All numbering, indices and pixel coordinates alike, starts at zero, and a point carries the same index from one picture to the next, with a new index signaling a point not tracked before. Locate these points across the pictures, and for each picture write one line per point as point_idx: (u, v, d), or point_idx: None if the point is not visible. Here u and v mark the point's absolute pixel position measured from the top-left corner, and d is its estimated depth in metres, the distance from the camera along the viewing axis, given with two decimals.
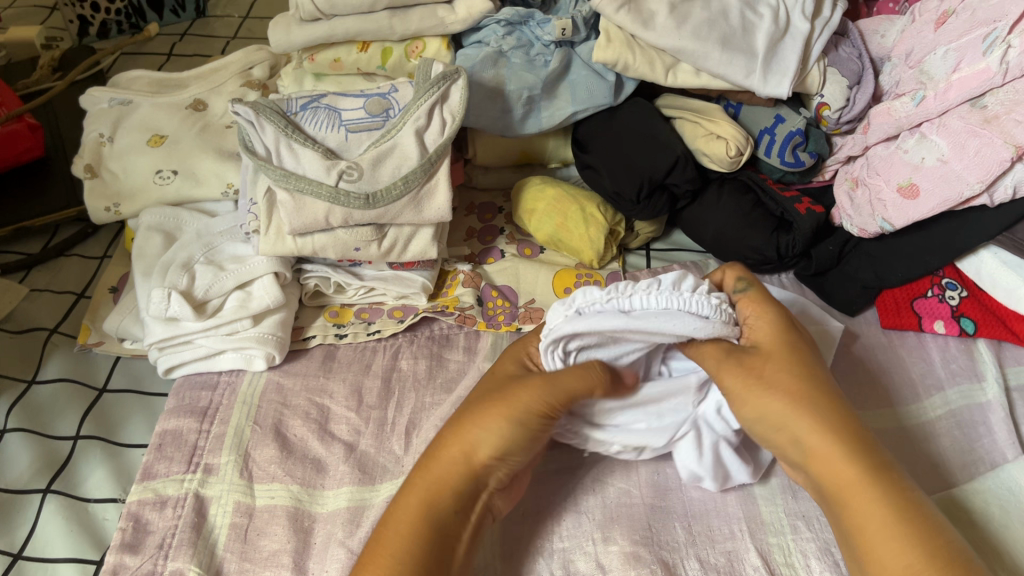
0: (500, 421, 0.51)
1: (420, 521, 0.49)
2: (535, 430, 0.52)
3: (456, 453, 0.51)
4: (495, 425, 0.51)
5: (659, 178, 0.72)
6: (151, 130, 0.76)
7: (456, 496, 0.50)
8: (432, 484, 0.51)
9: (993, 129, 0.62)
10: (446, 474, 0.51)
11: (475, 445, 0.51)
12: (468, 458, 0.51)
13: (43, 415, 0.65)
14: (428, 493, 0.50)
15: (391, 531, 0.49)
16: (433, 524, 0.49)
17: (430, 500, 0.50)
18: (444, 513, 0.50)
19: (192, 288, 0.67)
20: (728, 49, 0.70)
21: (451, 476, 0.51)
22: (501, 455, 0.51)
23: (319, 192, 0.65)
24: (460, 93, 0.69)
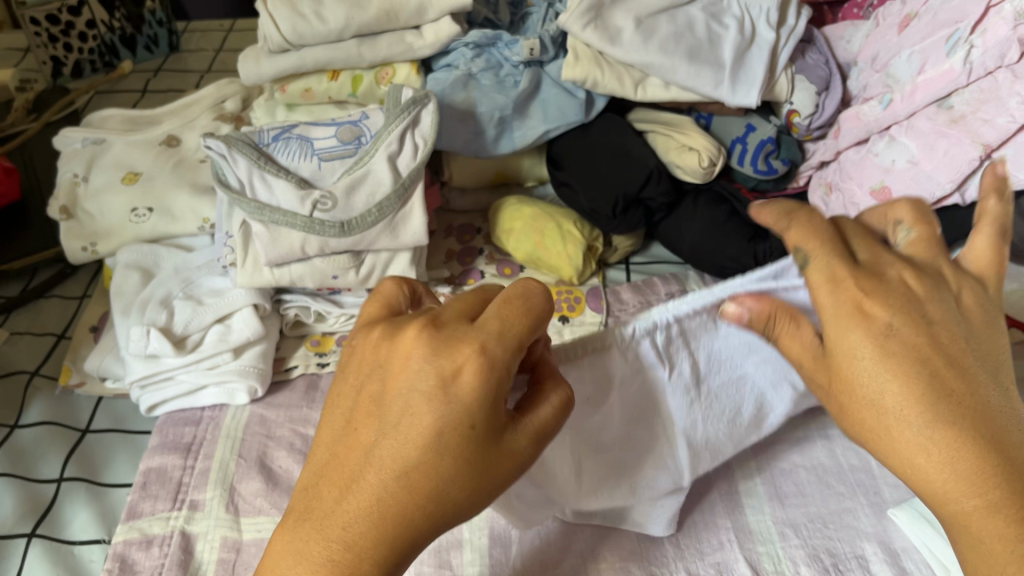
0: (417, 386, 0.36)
1: (441, 497, 0.35)
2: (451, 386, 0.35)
3: (358, 432, 0.37)
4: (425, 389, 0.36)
5: (634, 192, 0.73)
6: (125, 167, 0.76)
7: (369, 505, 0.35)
8: (343, 516, 0.35)
9: (961, 129, 0.63)
10: (382, 454, 0.35)
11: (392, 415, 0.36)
12: (390, 450, 0.35)
13: (26, 458, 0.65)
14: (409, 479, 0.35)
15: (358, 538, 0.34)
16: (393, 548, 0.34)
17: (376, 526, 0.34)
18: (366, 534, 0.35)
19: (171, 324, 0.67)
20: (695, 62, 0.70)
21: (350, 469, 0.36)
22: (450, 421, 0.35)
23: (293, 222, 0.65)
24: (431, 117, 0.69)
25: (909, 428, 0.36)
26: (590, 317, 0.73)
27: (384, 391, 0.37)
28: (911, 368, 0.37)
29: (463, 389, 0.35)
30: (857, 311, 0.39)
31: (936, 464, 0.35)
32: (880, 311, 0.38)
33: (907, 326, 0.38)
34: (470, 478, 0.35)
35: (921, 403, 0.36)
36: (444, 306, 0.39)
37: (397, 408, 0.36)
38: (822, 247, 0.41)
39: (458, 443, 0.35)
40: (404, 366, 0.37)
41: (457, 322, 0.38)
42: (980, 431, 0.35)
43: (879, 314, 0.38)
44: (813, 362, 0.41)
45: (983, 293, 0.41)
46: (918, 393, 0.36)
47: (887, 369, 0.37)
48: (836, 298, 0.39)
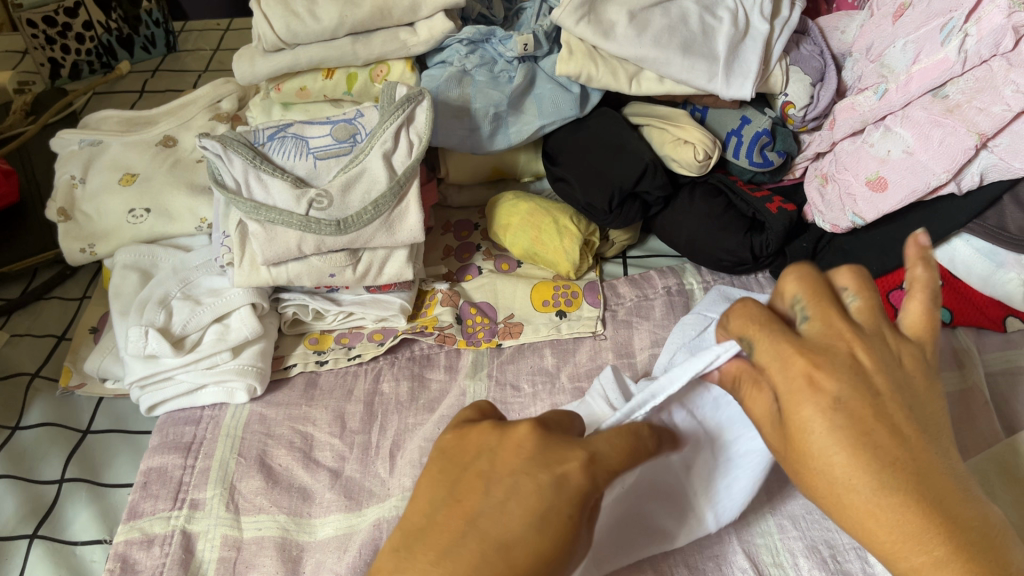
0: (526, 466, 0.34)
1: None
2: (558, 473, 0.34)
3: (461, 498, 0.34)
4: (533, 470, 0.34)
5: (630, 186, 0.72)
6: (122, 169, 0.76)
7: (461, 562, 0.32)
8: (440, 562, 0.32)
9: (956, 117, 0.62)
10: (486, 519, 0.33)
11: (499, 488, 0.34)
12: (500, 515, 0.33)
13: (28, 460, 0.65)
14: (509, 550, 0.32)
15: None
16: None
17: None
18: None
19: (170, 324, 0.67)
20: (689, 55, 0.70)
21: (449, 534, 0.33)
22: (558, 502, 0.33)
23: (290, 221, 0.65)
24: (426, 114, 0.69)
25: (862, 494, 0.33)
26: (587, 312, 0.73)
27: (487, 469, 0.35)
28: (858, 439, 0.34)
29: (573, 482, 0.34)
30: (799, 398, 0.35)
31: (893, 526, 0.33)
32: (829, 382, 0.35)
33: (858, 395, 0.35)
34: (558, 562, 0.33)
35: (879, 475, 0.33)
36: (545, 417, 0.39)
37: (504, 489, 0.34)
38: (764, 328, 0.38)
39: (559, 526, 0.33)
40: (515, 453, 0.35)
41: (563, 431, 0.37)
42: (939, 499, 0.33)
43: (829, 385, 0.35)
44: (775, 427, 0.37)
45: (923, 359, 0.38)
46: (874, 467, 0.33)
47: (849, 448, 0.34)
48: (786, 374, 0.36)
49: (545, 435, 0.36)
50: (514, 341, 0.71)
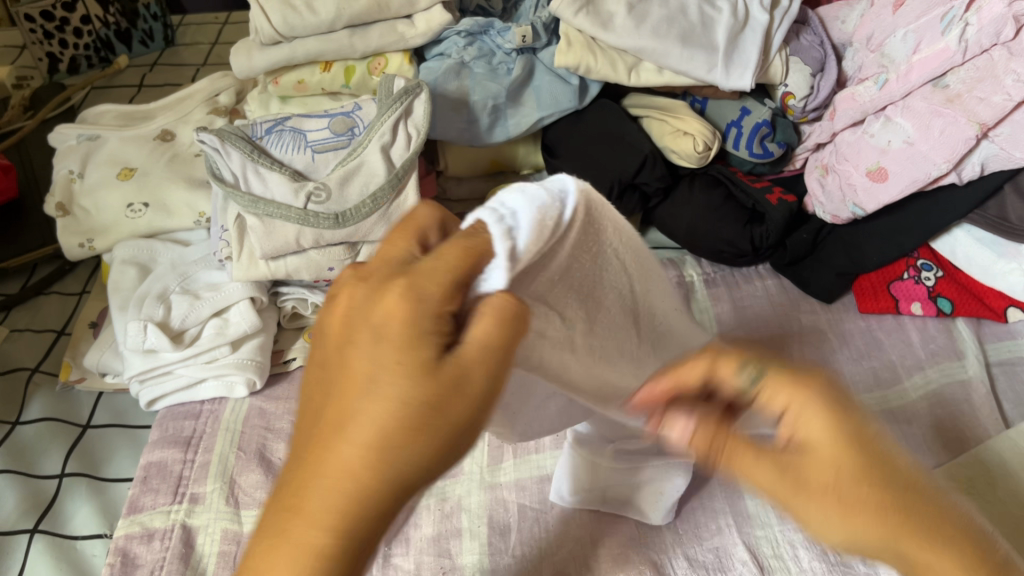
0: (359, 331, 0.30)
1: (392, 447, 0.29)
2: (393, 333, 0.29)
3: (319, 367, 0.33)
4: (367, 332, 0.30)
5: (629, 178, 0.73)
6: (120, 163, 0.76)
7: (333, 450, 0.29)
8: (301, 489, 0.29)
9: (957, 107, 0.62)
10: (328, 409, 0.30)
11: (342, 352, 0.31)
12: (343, 385, 0.30)
13: (28, 454, 0.65)
14: (347, 430, 0.29)
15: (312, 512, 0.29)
16: (357, 499, 0.29)
17: (330, 485, 0.29)
18: (347, 478, 0.29)
19: (168, 320, 0.67)
20: (689, 46, 0.70)
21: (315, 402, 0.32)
22: (392, 355, 0.29)
23: (288, 214, 0.65)
24: (424, 106, 0.69)
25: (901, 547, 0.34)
26: None
27: (330, 351, 0.32)
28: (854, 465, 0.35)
29: (387, 328, 0.30)
30: (796, 479, 0.36)
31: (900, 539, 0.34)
32: (815, 420, 0.36)
33: (850, 436, 0.35)
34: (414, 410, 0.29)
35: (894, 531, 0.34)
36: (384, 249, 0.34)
37: (339, 353, 0.31)
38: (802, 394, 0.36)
39: (391, 382, 0.29)
40: (342, 300, 0.33)
41: (389, 264, 0.33)
42: (928, 519, 0.34)
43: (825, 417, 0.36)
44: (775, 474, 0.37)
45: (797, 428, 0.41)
46: (852, 507, 0.35)
47: (862, 518, 0.34)
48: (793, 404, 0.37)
49: (372, 277, 0.32)
50: None
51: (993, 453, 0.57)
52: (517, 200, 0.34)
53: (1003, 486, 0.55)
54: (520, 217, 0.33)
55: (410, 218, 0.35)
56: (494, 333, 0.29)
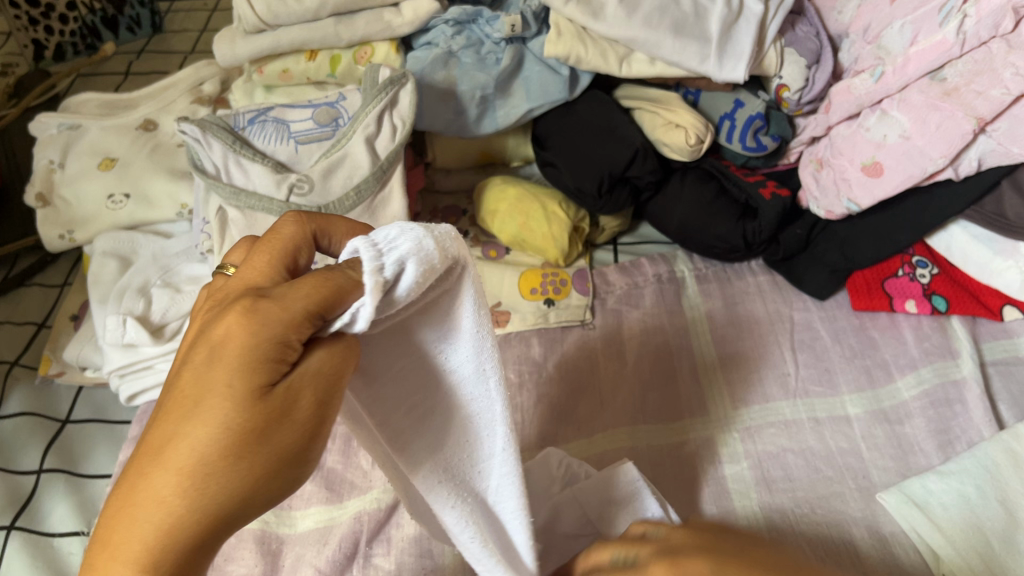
0: (202, 346, 0.31)
1: (209, 480, 0.29)
2: (234, 358, 0.30)
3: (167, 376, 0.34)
4: (206, 353, 0.31)
5: (620, 171, 0.71)
6: (100, 153, 0.74)
7: (156, 460, 0.30)
8: (115, 515, 0.30)
9: (954, 101, 0.61)
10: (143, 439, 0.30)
11: (183, 367, 0.32)
12: (179, 397, 0.31)
13: (5, 450, 0.64)
14: (169, 465, 0.29)
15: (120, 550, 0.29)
16: (160, 535, 0.29)
17: (140, 515, 0.29)
18: (166, 494, 0.29)
19: (149, 312, 0.66)
20: (681, 36, 0.68)
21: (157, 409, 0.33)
22: (227, 381, 0.30)
23: (270, 207, 0.64)
24: (410, 97, 0.67)
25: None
26: (576, 300, 0.71)
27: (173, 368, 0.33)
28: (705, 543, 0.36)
29: (222, 356, 0.31)
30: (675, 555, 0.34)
31: None
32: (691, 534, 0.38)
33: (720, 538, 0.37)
34: (245, 437, 0.30)
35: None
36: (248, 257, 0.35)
37: (182, 363, 0.32)
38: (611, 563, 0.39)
39: (218, 406, 0.30)
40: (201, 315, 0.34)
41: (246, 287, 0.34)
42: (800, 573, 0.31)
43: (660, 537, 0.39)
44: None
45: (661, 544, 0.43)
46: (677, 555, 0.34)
47: (694, 562, 0.33)
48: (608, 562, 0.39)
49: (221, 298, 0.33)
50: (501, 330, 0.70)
51: (986, 455, 0.56)
52: (405, 245, 0.31)
53: (995, 488, 0.54)
54: (406, 268, 0.31)
55: (274, 235, 0.36)
56: (327, 364, 0.32)
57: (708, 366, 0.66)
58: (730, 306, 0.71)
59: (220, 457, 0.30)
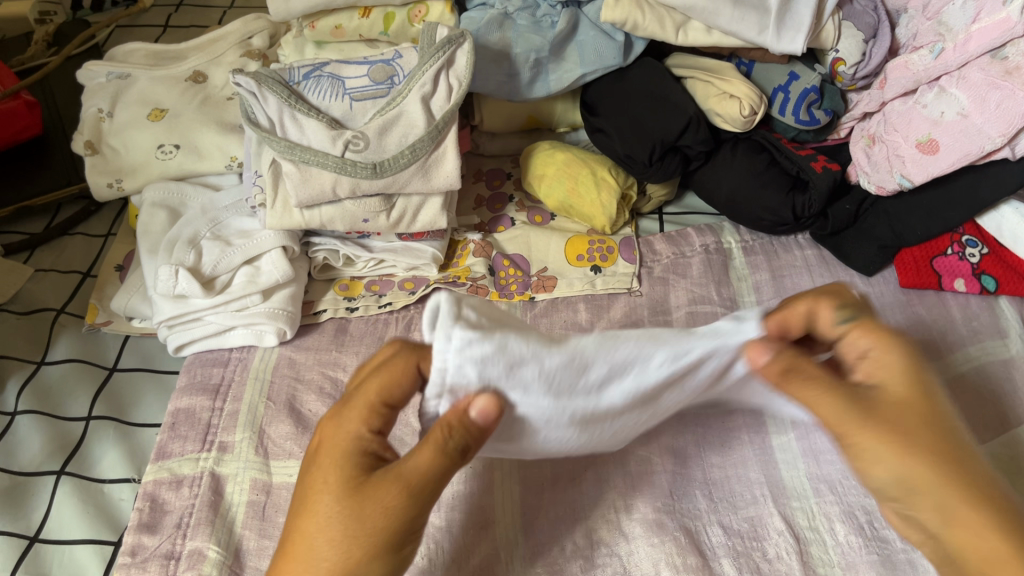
0: (329, 454, 0.42)
1: (331, 527, 0.40)
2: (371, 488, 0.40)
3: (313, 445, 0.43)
4: (341, 434, 0.42)
5: (672, 140, 0.71)
6: (150, 103, 0.74)
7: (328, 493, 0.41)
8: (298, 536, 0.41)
9: (1015, 80, 0.60)
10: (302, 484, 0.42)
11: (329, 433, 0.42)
12: (323, 447, 0.42)
13: (54, 396, 0.64)
14: (354, 506, 0.40)
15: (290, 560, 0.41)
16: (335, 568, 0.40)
17: (316, 540, 0.40)
18: (329, 515, 0.40)
19: (200, 265, 0.66)
20: (740, 6, 0.68)
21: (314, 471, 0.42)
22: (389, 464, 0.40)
23: (325, 162, 0.63)
24: (467, 57, 0.67)
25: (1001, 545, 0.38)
26: (622, 268, 0.72)
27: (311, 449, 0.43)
28: (908, 446, 0.40)
29: (324, 447, 0.42)
30: (867, 405, 0.41)
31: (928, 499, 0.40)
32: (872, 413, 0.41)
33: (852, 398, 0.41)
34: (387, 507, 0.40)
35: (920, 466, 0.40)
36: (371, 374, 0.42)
37: (325, 450, 0.42)
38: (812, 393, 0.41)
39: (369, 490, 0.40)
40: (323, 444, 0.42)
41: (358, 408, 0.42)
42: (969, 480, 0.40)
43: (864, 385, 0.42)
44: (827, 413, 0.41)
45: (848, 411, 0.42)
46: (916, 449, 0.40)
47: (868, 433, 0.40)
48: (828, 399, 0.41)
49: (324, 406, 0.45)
50: (547, 295, 0.70)
51: None
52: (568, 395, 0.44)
53: None
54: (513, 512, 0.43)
55: (389, 367, 0.41)
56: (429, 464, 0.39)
57: None
58: (777, 280, 0.71)
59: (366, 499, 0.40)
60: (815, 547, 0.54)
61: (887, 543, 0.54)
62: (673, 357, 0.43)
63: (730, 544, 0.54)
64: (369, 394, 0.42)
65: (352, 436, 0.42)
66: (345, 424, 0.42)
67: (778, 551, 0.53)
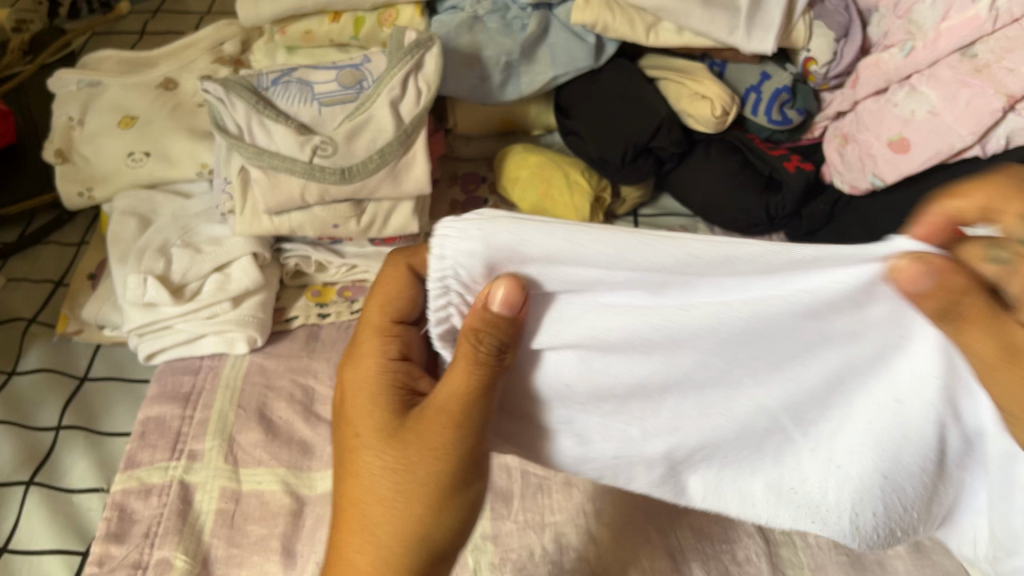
0: (359, 384, 0.43)
1: (388, 478, 0.41)
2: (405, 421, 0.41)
3: (343, 394, 0.45)
4: (363, 368, 0.44)
5: (644, 142, 0.71)
6: (121, 111, 0.74)
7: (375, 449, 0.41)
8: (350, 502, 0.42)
9: (985, 78, 0.60)
10: (345, 429, 0.44)
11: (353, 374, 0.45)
12: (353, 395, 0.44)
13: (24, 406, 0.64)
14: (392, 458, 0.41)
15: (359, 509, 0.42)
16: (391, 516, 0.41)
17: (369, 497, 0.41)
18: (378, 472, 0.41)
19: (169, 272, 0.66)
20: (710, 6, 0.67)
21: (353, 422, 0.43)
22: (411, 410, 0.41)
23: (293, 168, 0.63)
24: (435, 60, 0.67)
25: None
26: None
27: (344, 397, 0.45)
28: None
29: (359, 386, 0.44)
30: None
31: None
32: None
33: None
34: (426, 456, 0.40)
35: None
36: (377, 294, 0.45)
37: (349, 385, 0.45)
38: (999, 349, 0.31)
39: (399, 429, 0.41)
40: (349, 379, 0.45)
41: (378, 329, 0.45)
42: None
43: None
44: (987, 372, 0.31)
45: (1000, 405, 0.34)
46: None
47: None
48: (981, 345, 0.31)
49: (348, 347, 0.46)
50: None
51: None
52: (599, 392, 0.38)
53: None
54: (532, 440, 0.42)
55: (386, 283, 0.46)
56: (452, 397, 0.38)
57: None
58: None
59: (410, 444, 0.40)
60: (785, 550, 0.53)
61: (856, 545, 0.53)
62: (775, 257, 0.31)
63: (699, 548, 0.53)
64: (378, 313, 0.45)
65: (376, 376, 0.43)
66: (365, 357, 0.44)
67: (748, 553, 0.53)
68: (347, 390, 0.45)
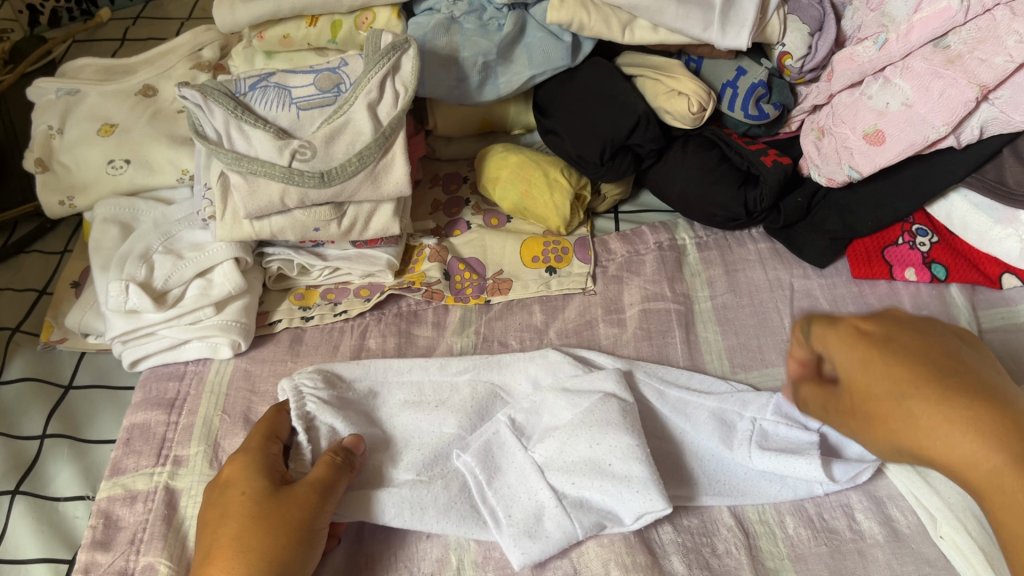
0: (235, 474, 0.51)
1: (233, 551, 0.47)
2: (266, 508, 0.48)
3: (213, 489, 0.51)
4: (240, 464, 0.52)
5: (622, 139, 0.71)
6: (100, 119, 0.74)
7: (245, 519, 0.48)
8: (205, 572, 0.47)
9: (956, 69, 0.61)
10: (209, 510, 0.50)
11: (230, 477, 0.51)
12: (231, 480, 0.51)
13: (9, 416, 0.64)
14: (258, 524, 0.48)
15: (212, 566, 0.47)
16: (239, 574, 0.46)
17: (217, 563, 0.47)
18: (247, 532, 0.47)
19: (151, 279, 0.66)
20: (684, 3, 0.68)
21: (220, 511, 0.49)
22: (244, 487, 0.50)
23: (271, 173, 0.63)
24: (412, 63, 0.67)
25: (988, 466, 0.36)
26: (577, 268, 0.72)
27: (213, 489, 0.52)
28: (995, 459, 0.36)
29: (231, 477, 0.51)
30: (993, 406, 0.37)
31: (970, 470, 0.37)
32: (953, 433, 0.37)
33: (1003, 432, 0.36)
34: (257, 528, 0.47)
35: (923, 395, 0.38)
36: (261, 420, 0.55)
37: (217, 480, 0.52)
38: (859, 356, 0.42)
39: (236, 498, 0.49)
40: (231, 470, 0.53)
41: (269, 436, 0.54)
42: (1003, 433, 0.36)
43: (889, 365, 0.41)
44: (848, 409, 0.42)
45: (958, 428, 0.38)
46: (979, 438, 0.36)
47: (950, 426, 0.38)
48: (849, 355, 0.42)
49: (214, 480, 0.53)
50: (502, 298, 0.71)
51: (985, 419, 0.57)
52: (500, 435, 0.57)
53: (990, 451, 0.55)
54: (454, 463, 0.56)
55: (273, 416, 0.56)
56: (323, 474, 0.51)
57: (708, 334, 0.67)
58: (731, 274, 0.71)
59: (269, 516, 0.48)
60: (764, 541, 0.54)
61: (835, 534, 0.54)
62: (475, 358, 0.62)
63: (680, 541, 0.54)
64: (260, 429, 0.55)
65: (245, 469, 0.51)
66: (258, 447, 0.53)
67: (728, 546, 0.54)
68: (213, 499, 0.51)
